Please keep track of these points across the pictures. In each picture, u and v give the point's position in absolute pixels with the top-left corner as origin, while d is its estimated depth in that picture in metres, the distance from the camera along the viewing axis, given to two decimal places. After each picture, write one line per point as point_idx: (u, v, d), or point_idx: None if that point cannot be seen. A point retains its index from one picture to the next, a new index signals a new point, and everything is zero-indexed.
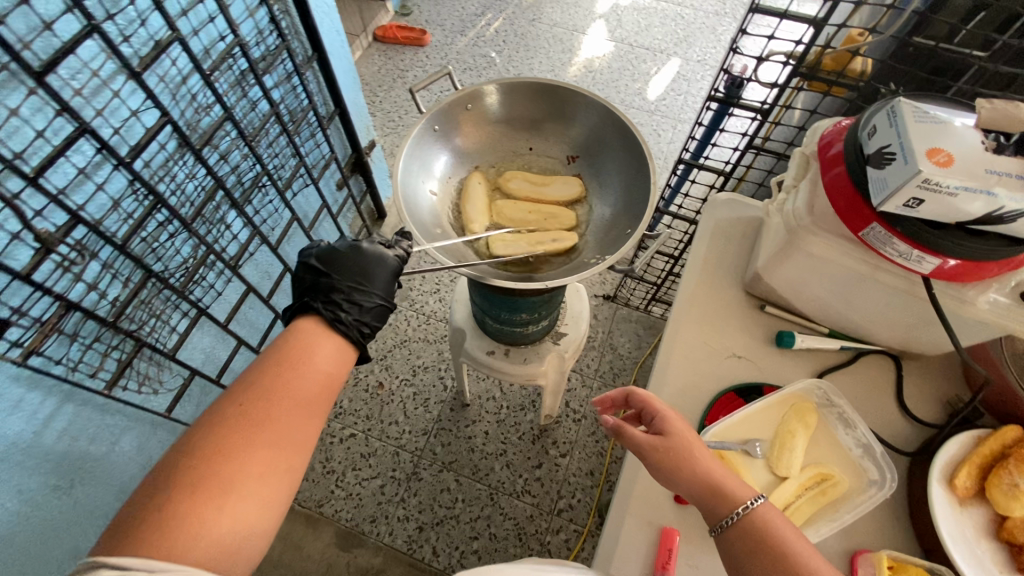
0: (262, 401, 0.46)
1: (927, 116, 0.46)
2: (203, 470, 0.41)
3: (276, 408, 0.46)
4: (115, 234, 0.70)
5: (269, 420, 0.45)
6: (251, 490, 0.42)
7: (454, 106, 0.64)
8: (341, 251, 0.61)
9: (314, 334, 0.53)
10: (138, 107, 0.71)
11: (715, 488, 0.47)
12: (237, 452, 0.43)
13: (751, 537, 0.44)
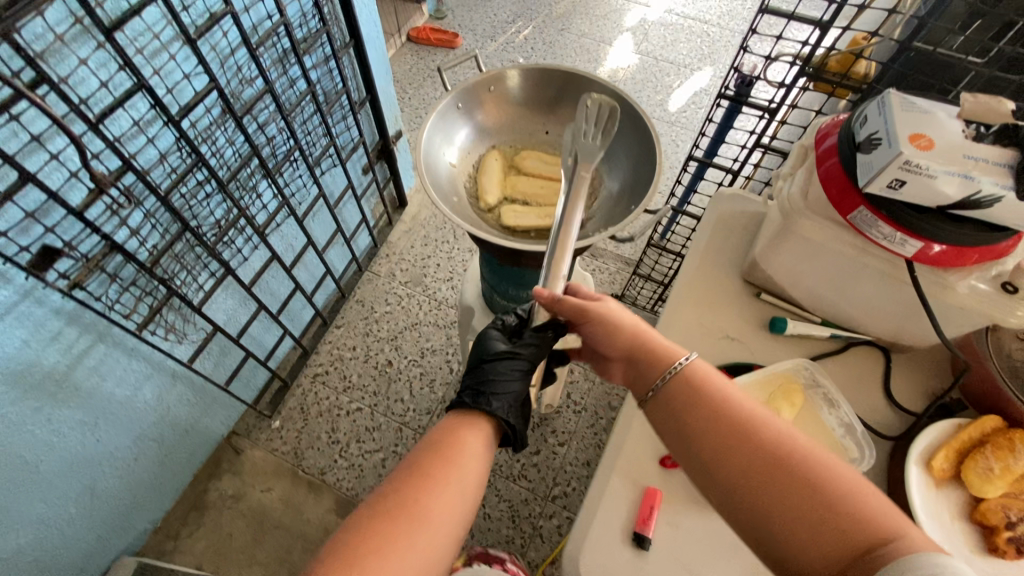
0: (421, 482, 0.52)
1: (913, 106, 0.50)
2: (376, 533, 0.47)
3: (434, 486, 0.52)
4: (159, 185, 0.76)
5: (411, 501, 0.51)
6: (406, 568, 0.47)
7: (478, 87, 0.70)
8: (499, 342, 0.68)
9: (464, 421, 0.60)
10: (190, 72, 0.77)
11: (649, 351, 0.57)
12: (393, 539, 0.48)
13: (685, 388, 0.52)
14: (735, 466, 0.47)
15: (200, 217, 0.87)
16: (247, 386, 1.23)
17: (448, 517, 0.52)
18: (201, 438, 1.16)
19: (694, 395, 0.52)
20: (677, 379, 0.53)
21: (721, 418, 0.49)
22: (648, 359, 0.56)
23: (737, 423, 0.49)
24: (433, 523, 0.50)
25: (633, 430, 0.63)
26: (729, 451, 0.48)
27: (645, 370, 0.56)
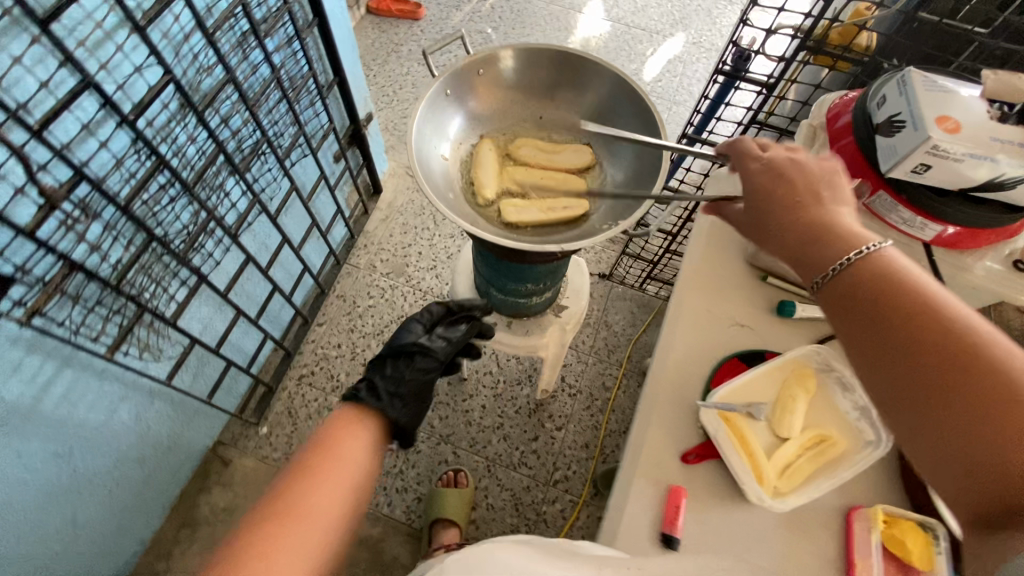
0: (304, 475, 0.65)
1: (936, 85, 0.48)
2: (272, 532, 0.59)
3: (321, 476, 0.66)
4: (118, 194, 0.68)
5: (301, 498, 0.63)
6: (294, 555, 0.58)
7: (466, 71, 0.64)
8: (412, 341, 0.85)
9: (354, 419, 0.75)
10: (141, 64, 0.68)
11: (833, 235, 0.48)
12: (291, 523, 0.60)
13: (878, 279, 0.44)
14: (921, 376, 0.40)
15: (166, 225, 0.79)
16: (230, 395, 1.17)
17: (326, 510, 0.63)
18: (185, 452, 1.11)
19: (890, 291, 0.43)
20: (867, 267, 0.45)
21: (918, 317, 0.41)
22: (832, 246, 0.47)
23: (948, 341, 0.40)
24: (319, 506, 0.63)
25: (652, 428, 0.62)
26: (908, 356, 0.41)
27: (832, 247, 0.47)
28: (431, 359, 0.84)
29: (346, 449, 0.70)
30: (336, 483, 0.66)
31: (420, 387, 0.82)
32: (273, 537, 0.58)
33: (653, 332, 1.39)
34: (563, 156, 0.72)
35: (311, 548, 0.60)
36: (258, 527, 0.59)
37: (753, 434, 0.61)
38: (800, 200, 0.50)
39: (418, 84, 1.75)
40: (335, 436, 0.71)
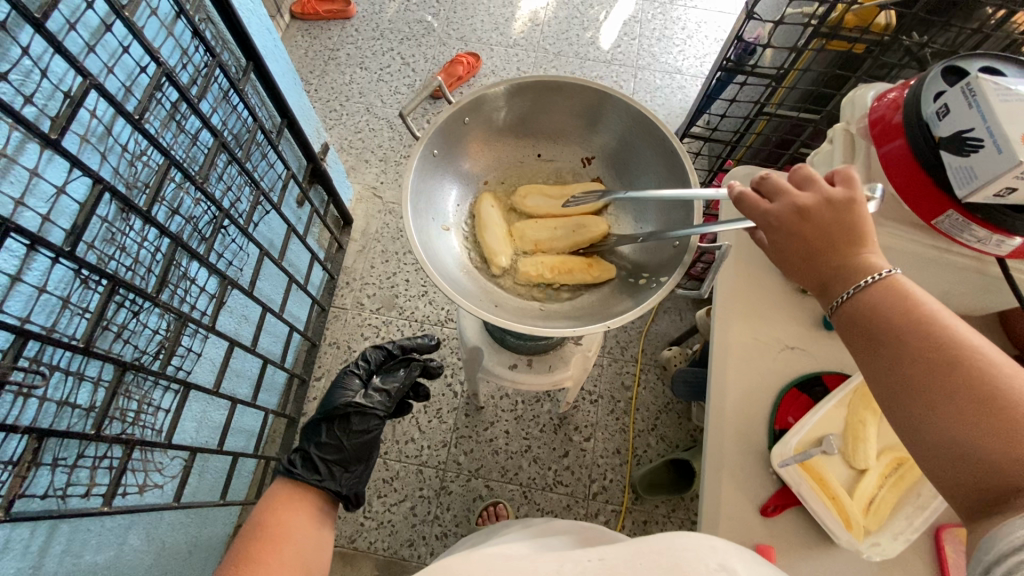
0: (265, 536, 0.70)
1: (1010, 93, 0.42)
2: None
3: (277, 532, 0.71)
4: (75, 336, 0.60)
5: (272, 548, 0.68)
6: None
7: (452, 124, 0.55)
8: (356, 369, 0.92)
9: (295, 490, 0.80)
10: (63, 178, 0.57)
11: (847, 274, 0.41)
12: (263, 562, 0.65)
13: (879, 296, 0.39)
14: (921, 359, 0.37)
15: (135, 344, 0.70)
16: (239, 479, 1.09)
17: (293, 555, 0.69)
18: (208, 549, 1.02)
19: (892, 305, 0.38)
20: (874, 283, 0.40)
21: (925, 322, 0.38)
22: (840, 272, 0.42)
23: (929, 347, 0.36)
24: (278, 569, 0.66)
25: (727, 484, 0.58)
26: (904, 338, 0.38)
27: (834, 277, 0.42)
28: (374, 419, 0.87)
29: (299, 517, 0.76)
30: (304, 536, 0.74)
31: (358, 447, 0.86)
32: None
33: (661, 320, 1.35)
34: (572, 199, 0.64)
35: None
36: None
37: (830, 471, 0.58)
38: (831, 234, 0.42)
39: (366, 92, 1.60)
40: (286, 493, 0.80)
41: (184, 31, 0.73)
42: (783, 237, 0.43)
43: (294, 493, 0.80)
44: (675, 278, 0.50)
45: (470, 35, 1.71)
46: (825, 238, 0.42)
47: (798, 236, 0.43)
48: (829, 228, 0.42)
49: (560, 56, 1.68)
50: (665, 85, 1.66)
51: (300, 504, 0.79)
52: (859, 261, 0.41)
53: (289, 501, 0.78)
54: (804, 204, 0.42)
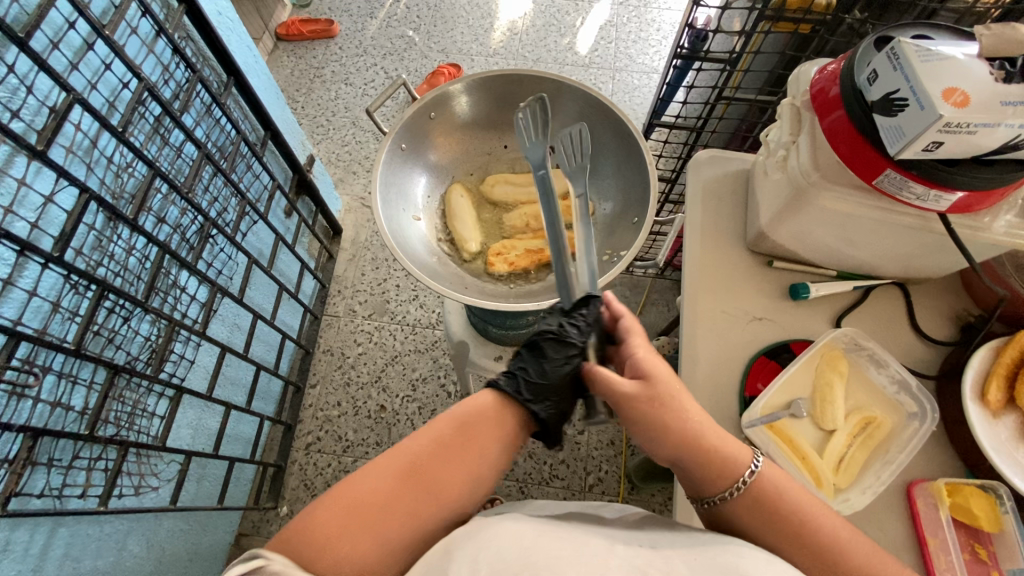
0: (438, 445, 0.44)
1: (931, 54, 0.45)
2: (334, 525, 0.39)
3: (436, 455, 0.44)
4: (66, 339, 0.62)
5: (386, 494, 0.41)
6: (387, 521, 0.41)
7: (418, 118, 0.59)
8: None
9: None
10: (51, 189, 0.60)
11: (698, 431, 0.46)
12: (355, 505, 0.40)
13: (754, 480, 0.44)
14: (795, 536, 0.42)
15: (127, 350, 0.73)
16: (238, 486, 1.11)
17: (384, 538, 0.40)
18: (210, 556, 1.03)
19: (764, 482, 0.44)
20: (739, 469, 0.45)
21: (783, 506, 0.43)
22: (696, 455, 0.45)
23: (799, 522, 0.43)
24: (387, 518, 0.41)
25: None
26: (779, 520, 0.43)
27: (698, 444, 0.46)
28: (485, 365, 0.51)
29: (452, 467, 0.44)
30: (438, 500, 0.42)
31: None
32: (317, 530, 0.39)
33: (650, 311, 1.37)
34: (540, 187, 0.67)
35: (375, 547, 0.40)
36: (320, 503, 0.41)
37: (799, 433, 0.59)
38: (672, 398, 0.46)
39: (351, 106, 1.65)
40: (472, 403, 0.47)
41: (165, 49, 0.77)
42: (632, 396, 0.45)
43: (489, 418, 0.46)
44: (637, 248, 0.52)
45: (451, 47, 1.76)
46: (677, 400, 0.46)
47: (659, 397, 0.46)
48: (665, 389, 0.46)
49: (538, 63, 1.72)
50: (642, 84, 1.70)
51: (479, 450, 0.45)
52: (713, 440, 0.46)
53: (473, 440, 0.45)
54: (641, 367, 0.47)
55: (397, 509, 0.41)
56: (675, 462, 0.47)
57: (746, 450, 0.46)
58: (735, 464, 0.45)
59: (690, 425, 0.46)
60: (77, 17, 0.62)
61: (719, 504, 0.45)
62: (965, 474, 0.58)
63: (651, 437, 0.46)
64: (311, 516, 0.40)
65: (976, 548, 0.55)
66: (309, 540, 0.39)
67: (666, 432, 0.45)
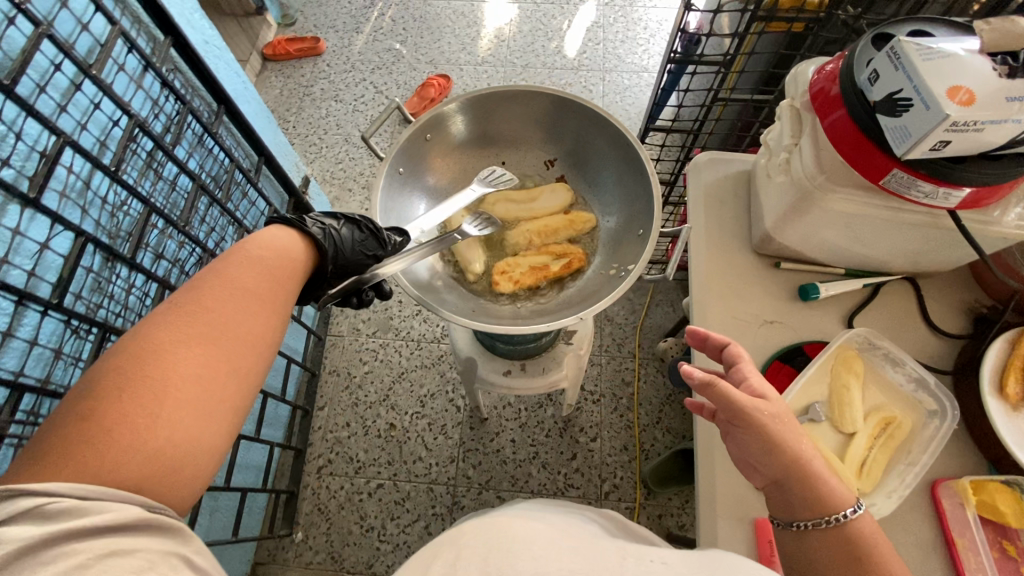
0: (189, 313, 0.40)
1: (933, 51, 0.44)
2: (128, 408, 0.35)
3: (211, 301, 0.42)
4: (70, 385, 0.62)
5: (180, 365, 0.38)
6: (181, 383, 0.37)
7: (414, 141, 0.58)
8: None
9: None
10: (46, 235, 0.59)
11: (808, 462, 0.45)
12: (151, 388, 0.36)
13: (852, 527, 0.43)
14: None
15: None
16: (251, 514, 1.10)
17: (204, 404, 0.38)
18: None
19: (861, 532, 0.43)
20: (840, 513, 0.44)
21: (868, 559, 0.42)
22: (801, 478, 0.45)
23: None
24: (183, 378, 0.38)
25: (720, 465, 0.58)
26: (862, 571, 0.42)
27: (804, 477, 0.45)
28: (375, 245, 0.55)
29: (242, 311, 0.43)
30: (244, 347, 0.42)
31: (354, 262, 0.54)
32: (107, 431, 0.34)
33: (655, 313, 1.36)
34: (541, 202, 0.66)
35: (194, 412, 0.37)
36: (96, 406, 0.35)
37: (819, 438, 0.59)
38: (788, 426, 0.46)
39: (343, 123, 1.64)
40: (268, 245, 0.48)
41: (154, 83, 0.76)
42: (749, 411, 0.45)
43: (289, 267, 0.49)
44: (644, 262, 0.52)
45: (439, 57, 1.75)
46: (791, 424, 0.47)
47: (781, 424, 0.46)
48: (783, 416, 0.46)
49: (527, 68, 1.72)
50: (633, 84, 1.69)
51: (249, 287, 0.44)
52: (823, 478, 0.45)
53: (262, 280, 0.45)
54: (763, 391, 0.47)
55: (190, 354, 0.38)
56: (774, 482, 0.47)
57: (849, 492, 0.45)
58: (834, 497, 0.44)
59: (800, 454, 0.45)
60: (63, 58, 0.61)
61: (809, 531, 0.44)
62: (989, 469, 0.57)
63: (760, 451, 0.46)
64: (84, 433, 0.34)
65: (1005, 546, 0.53)
66: (104, 449, 0.33)
67: (776, 450, 0.45)
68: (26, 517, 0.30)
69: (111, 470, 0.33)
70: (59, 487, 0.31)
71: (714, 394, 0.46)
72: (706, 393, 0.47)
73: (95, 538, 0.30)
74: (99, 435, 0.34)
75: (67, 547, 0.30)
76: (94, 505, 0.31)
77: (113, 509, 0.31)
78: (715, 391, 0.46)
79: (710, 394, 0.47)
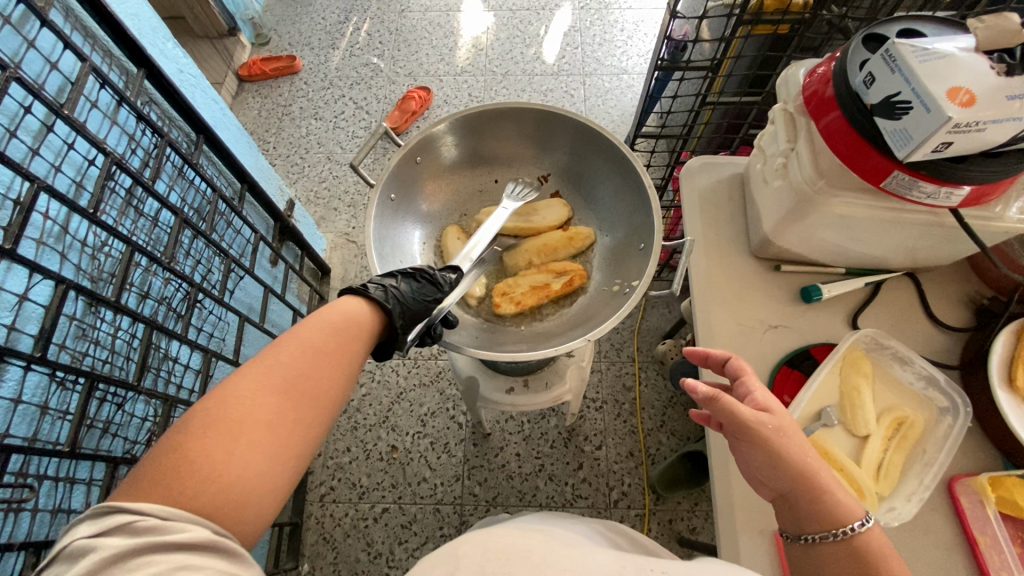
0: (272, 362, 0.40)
1: (928, 53, 0.43)
2: (206, 446, 0.35)
3: (293, 354, 0.41)
4: (59, 440, 0.59)
5: (257, 413, 0.37)
6: (258, 434, 0.37)
7: (405, 166, 0.56)
8: None
9: None
10: (25, 285, 0.57)
11: (817, 475, 0.44)
12: (229, 427, 0.36)
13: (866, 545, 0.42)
14: None
15: (124, 436, 0.69)
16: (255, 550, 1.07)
17: (273, 450, 0.37)
18: None
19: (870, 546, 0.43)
20: (849, 525, 0.43)
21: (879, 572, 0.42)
22: (808, 491, 0.44)
23: None
24: (258, 427, 0.37)
25: (736, 477, 0.57)
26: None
27: (813, 491, 0.44)
28: (434, 290, 0.53)
29: (318, 365, 0.42)
30: (314, 400, 0.41)
31: (421, 309, 0.50)
32: (187, 463, 0.34)
33: (651, 316, 1.36)
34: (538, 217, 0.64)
35: (266, 453, 0.37)
36: (181, 440, 0.35)
37: (835, 443, 0.58)
38: (796, 439, 0.45)
39: (324, 141, 1.62)
40: (343, 310, 0.47)
41: (129, 118, 0.74)
42: (756, 426, 0.44)
43: (367, 321, 0.48)
44: (650, 277, 0.51)
45: (418, 69, 1.73)
46: (798, 437, 0.46)
47: (788, 437, 0.45)
48: (791, 429, 0.45)
49: (507, 76, 1.71)
50: (614, 86, 1.69)
51: (326, 342, 0.43)
52: (833, 490, 0.44)
53: (339, 337, 0.45)
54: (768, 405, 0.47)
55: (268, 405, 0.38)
56: (782, 496, 0.46)
57: (858, 503, 0.44)
58: (844, 510, 0.44)
59: (809, 467, 0.44)
60: (33, 100, 0.59)
61: (818, 544, 0.44)
62: (1003, 463, 0.57)
63: (767, 467, 0.45)
64: (169, 462, 0.34)
65: None
66: (182, 481, 0.34)
67: (783, 465, 0.44)
68: (119, 530, 0.31)
69: (189, 499, 0.33)
70: (148, 505, 0.32)
71: (718, 408, 0.46)
72: (712, 407, 0.46)
73: (168, 555, 0.31)
74: (176, 469, 0.34)
75: (145, 558, 0.30)
76: (173, 525, 0.32)
77: (187, 528, 0.32)
78: (722, 405, 0.46)
79: (716, 408, 0.46)
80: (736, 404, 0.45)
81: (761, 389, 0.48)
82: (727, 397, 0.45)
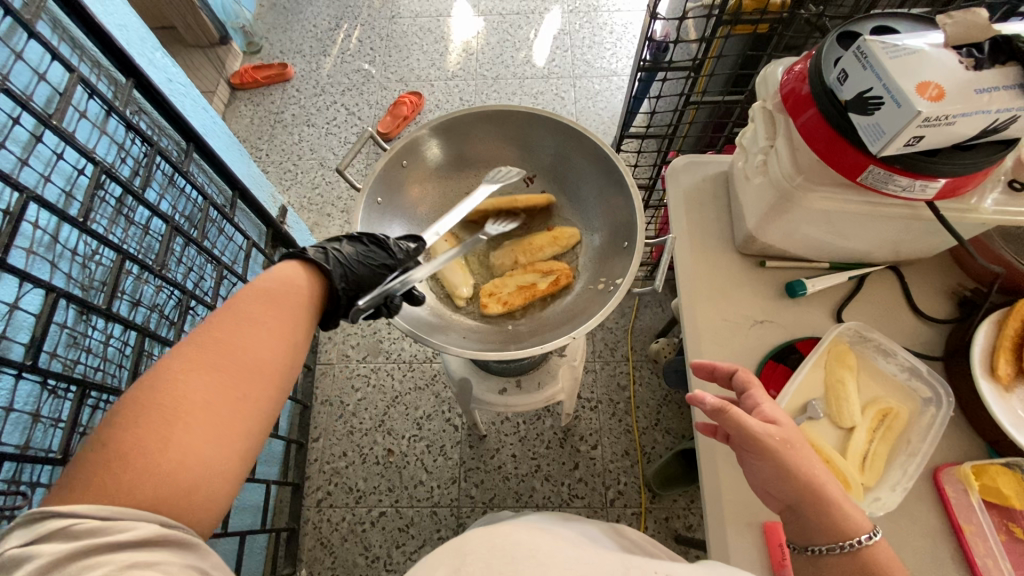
0: (209, 340, 0.40)
1: (898, 48, 0.44)
2: (138, 434, 0.34)
3: (230, 331, 0.40)
4: (51, 448, 0.60)
5: (193, 393, 0.37)
6: (196, 413, 0.36)
7: (390, 169, 0.57)
8: None
9: None
10: (15, 294, 0.57)
11: (826, 488, 0.45)
12: (164, 412, 0.36)
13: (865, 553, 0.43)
14: None
15: None
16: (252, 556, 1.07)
17: (216, 427, 0.37)
18: None
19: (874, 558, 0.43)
20: (856, 537, 0.44)
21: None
22: (817, 504, 0.45)
23: None
24: (196, 407, 0.37)
25: (723, 471, 0.58)
26: None
27: (823, 504, 0.44)
28: (384, 255, 0.54)
29: (259, 340, 0.41)
30: (255, 375, 0.40)
31: (368, 274, 0.51)
32: (119, 457, 0.34)
33: (644, 315, 1.36)
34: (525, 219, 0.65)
35: (208, 431, 0.36)
36: (112, 436, 0.34)
37: (820, 436, 0.58)
38: (805, 452, 0.46)
39: (316, 147, 1.62)
40: (283, 276, 0.46)
41: (117, 127, 0.74)
42: (766, 439, 0.45)
43: (303, 294, 0.46)
44: (632, 275, 0.51)
45: (409, 74, 1.74)
46: (806, 450, 0.46)
47: (798, 451, 0.45)
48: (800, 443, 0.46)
49: (498, 80, 1.72)
50: (604, 88, 1.70)
51: (267, 317, 0.43)
52: (841, 505, 0.45)
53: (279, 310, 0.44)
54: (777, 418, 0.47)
55: (205, 383, 0.38)
56: (790, 507, 0.46)
57: (864, 516, 0.45)
58: (851, 523, 0.44)
59: (818, 480, 0.45)
60: (21, 111, 0.59)
61: (825, 555, 0.44)
62: (988, 452, 0.58)
63: (776, 479, 0.45)
64: (101, 458, 0.34)
65: (1011, 528, 0.53)
66: (121, 473, 0.33)
67: (791, 478, 0.45)
68: (54, 535, 0.31)
69: (128, 492, 0.33)
70: (87, 507, 0.32)
71: (728, 420, 0.46)
72: (722, 419, 0.47)
73: (117, 555, 0.31)
74: (112, 460, 0.34)
75: (94, 560, 0.31)
76: (117, 524, 0.32)
77: (134, 526, 0.32)
78: (733, 418, 0.46)
79: (727, 421, 0.46)
80: (746, 418, 0.46)
81: (770, 403, 0.49)
82: (737, 409, 0.46)
